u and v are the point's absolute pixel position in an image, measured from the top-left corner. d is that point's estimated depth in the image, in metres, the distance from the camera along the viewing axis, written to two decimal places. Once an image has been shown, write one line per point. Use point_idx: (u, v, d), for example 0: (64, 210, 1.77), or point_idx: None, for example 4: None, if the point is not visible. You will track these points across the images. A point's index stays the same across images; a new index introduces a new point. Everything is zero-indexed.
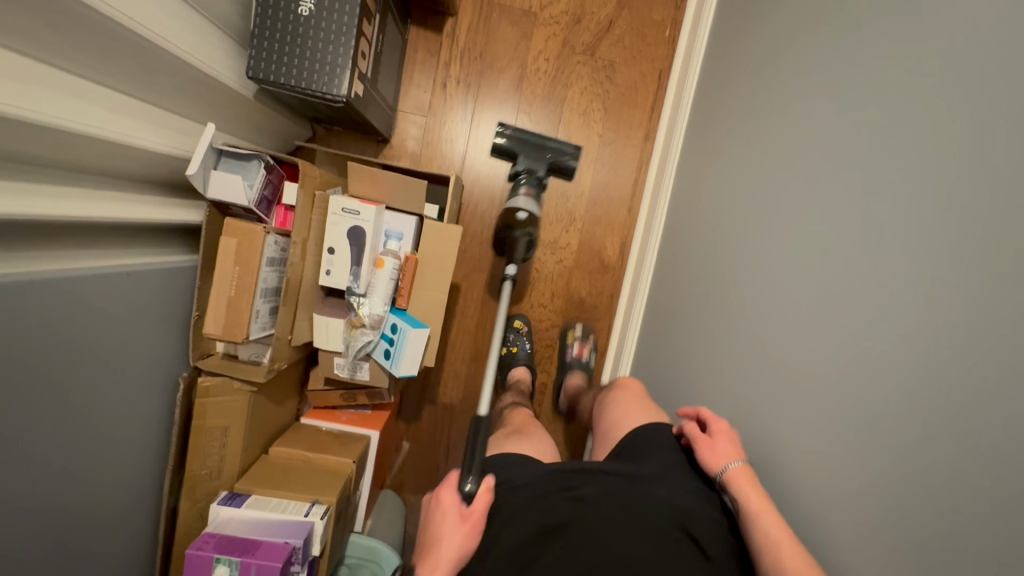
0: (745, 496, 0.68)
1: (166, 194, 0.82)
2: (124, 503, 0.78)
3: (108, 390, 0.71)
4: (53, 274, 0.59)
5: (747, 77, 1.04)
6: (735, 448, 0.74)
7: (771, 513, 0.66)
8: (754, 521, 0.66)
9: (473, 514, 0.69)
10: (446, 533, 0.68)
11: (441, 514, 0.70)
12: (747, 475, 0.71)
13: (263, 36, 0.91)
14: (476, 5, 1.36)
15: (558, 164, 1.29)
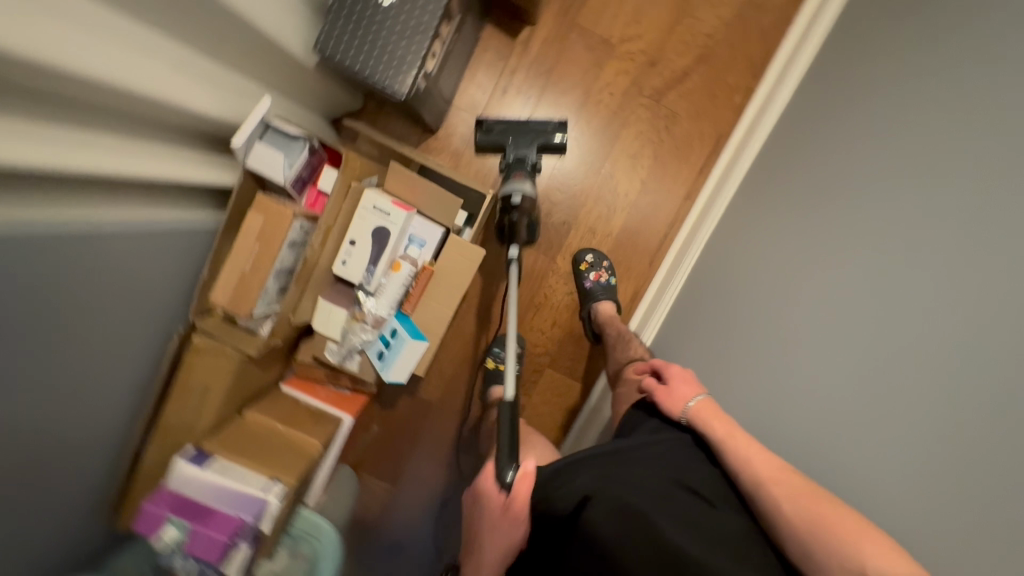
0: (716, 426, 0.77)
1: (201, 148, 0.81)
2: (94, 445, 0.79)
3: (103, 340, 0.71)
4: (72, 229, 0.59)
5: (796, 174, 1.01)
6: (692, 389, 0.86)
7: (737, 437, 0.74)
8: (727, 444, 0.74)
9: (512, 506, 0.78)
10: (494, 523, 0.79)
11: (487, 505, 0.80)
12: (710, 406, 0.81)
13: (340, 14, 0.89)
14: (557, 20, 1.33)
15: (546, 144, 1.15)
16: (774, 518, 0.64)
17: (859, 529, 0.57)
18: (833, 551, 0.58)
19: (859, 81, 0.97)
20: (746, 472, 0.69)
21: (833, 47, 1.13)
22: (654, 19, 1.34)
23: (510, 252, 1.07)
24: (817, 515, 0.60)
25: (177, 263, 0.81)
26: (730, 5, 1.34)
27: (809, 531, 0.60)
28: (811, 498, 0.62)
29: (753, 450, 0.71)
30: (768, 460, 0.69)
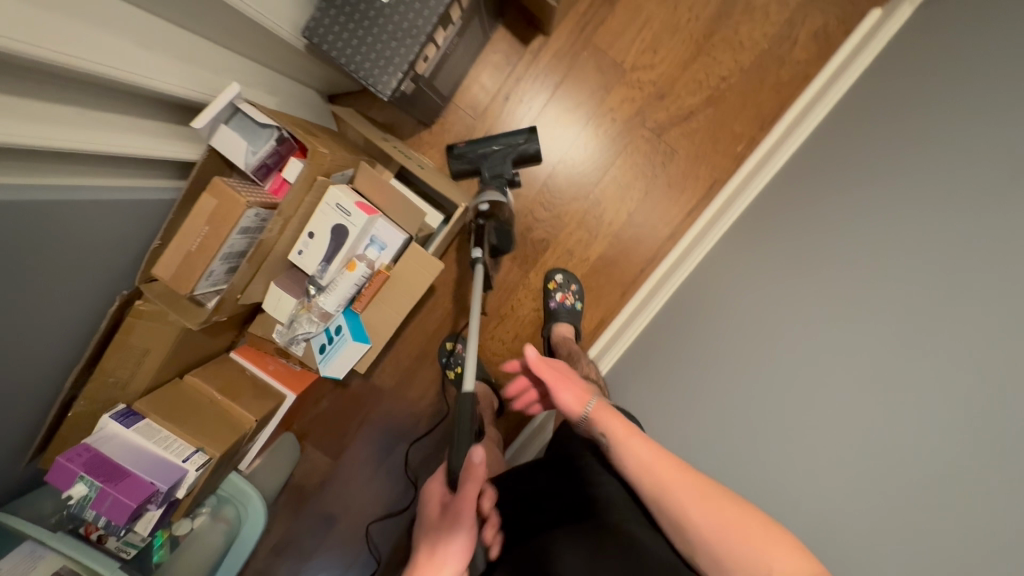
0: (610, 429, 0.73)
1: (155, 119, 0.80)
2: (27, 395, 0.81)
3: (32, 299, 0.72)
4: None
5: (779, 250, 1.01)
6: (586, 384, 0.81)
7: (635, 438, 0.71)
8: (621, 446, 0.71)
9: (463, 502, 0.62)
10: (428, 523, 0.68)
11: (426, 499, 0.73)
12: (603, 409, 0.76)
13: (334, 5, 0.88)
14: (573, 35, 1.31)
15: (519, 157, 1.14)
16: (679, 521, 0.63)
17: (768, 535, 0.57)
18: (749, 560, 0.57)
19: (850, 168, 0.95)
20: (647, 478, 0.66)
21: (840, 121, 1.10)
22: (671, 51, 1.31)
23: (474, 255, 1.02)
24: (738, 529, 0.58)
25: (128, 229, 0.82)
26: (751, 50, 1.30)
27: (722, 541, 0.59)
28: (725, 514, 0.60)
29: (649, 458, 0.68)
30: (664, 466, 0.66)
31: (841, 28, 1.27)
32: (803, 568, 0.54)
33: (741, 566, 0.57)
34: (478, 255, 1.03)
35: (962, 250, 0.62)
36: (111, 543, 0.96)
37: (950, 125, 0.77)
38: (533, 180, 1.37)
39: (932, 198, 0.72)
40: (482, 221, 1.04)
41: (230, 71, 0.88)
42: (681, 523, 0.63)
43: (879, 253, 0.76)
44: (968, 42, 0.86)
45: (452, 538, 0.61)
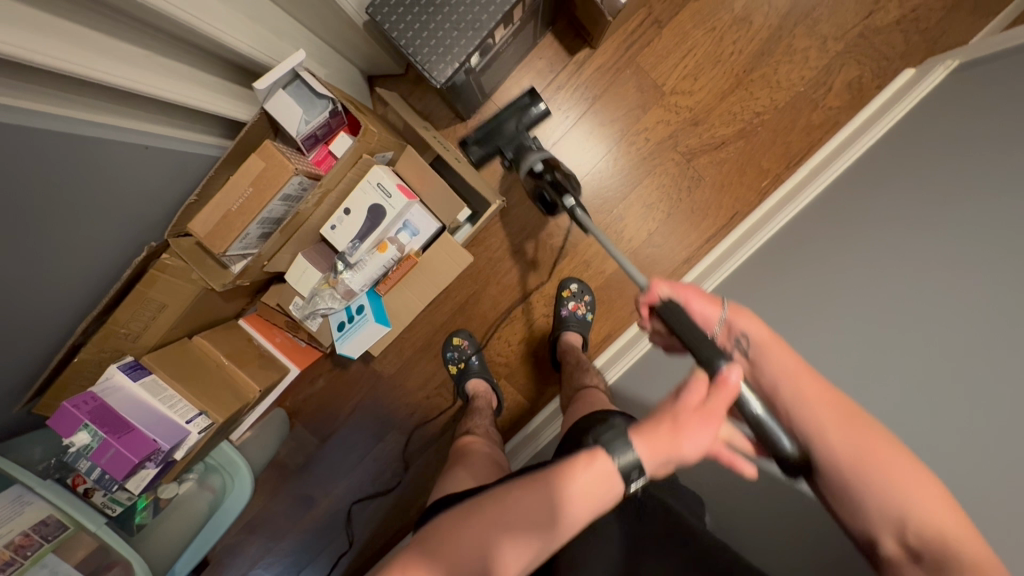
0: (751, 332, 0.65)
1: (207, 71, 0.79)
2: (42, 333, 0.79)
3: (68, 237, 0.71)
4: (42, 123, 0.58)
5: (796, 285, 1.04)
6: (713, 301, 0.71)
7: (777, 345, 0.63)
8: (765, 352, 0.63)
9: (713, 411, 0.55)
10: (682, 421, 0.55)
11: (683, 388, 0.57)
12: (742, 314, 0.68)
13: None
14: (619, 52, 1.33)
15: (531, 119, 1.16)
16: (801, 431, 0.58)
17: (918, 483, 0.52)
18: (895, 499, 0.52)
19: (873, 213, 0.98)
20: (781, 386, 0.61)
21: (865, 167, 1.14)
22: (710, 82, 1.34)
23: (567, 202, 1.00)
24: (894, 474, 0.52)
25: (167, 178, 0.81)
26: (786, 91, 1.34)
27: (863, 472, 0.53)
28: (875, 446, 0.54)
29: (786, 366, 0.61)
30: (806, 375, 0.60)
31: (874, 81, 1.31)
32: (945, 525, 0.49)
33: (880, 508, 0.52)
34: (571, 201, 1.00)
35: (989, 303, 0.65)
36: (98, 498, 0.93)
37: (976, 181, 0.81)
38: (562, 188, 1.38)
39: (958, 251, 0.75)
40: (551, 171, 1.04)
41: (288, 39, 0.88)
42: (812, 436, 0.57)
43: (900, 298, 0.79)
44: (1000, 107, 0.89)
45: (703, 438, 0.54)
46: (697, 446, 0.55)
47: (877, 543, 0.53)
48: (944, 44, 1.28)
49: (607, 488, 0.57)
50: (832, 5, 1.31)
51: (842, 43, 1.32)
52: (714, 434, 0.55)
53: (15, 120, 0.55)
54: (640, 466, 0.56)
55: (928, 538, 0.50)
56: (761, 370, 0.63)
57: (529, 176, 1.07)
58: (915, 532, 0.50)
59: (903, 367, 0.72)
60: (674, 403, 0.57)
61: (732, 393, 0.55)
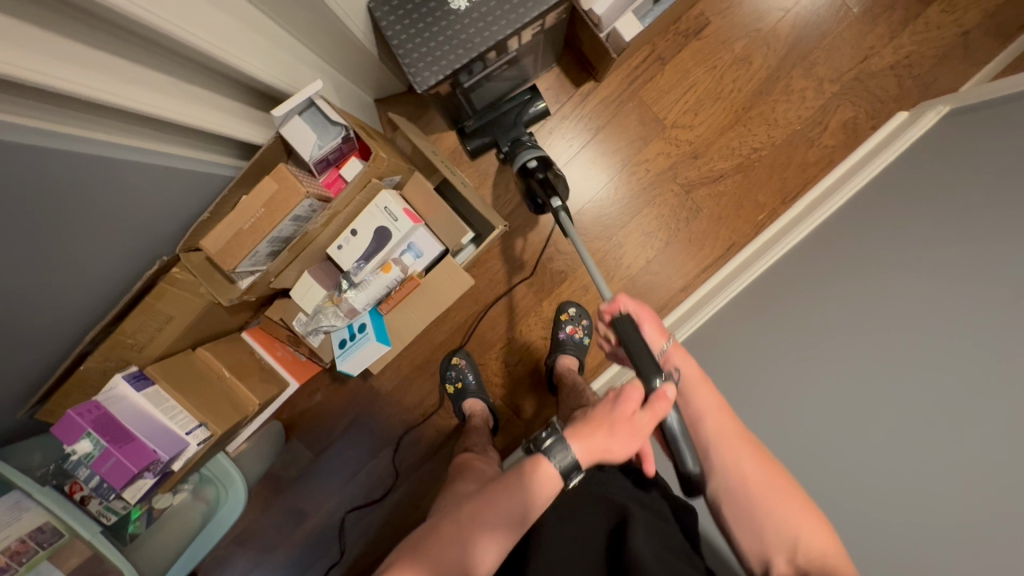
0: (684, 368, 0.76)
1: (222, 93, 0.82)
2: (52, 341, 0.82)
3: (88, 251, 0.74)
4: (76, 148, 0.62)
5: (787, 318, 1.06)
6: (660, 330, 0.80)
7: (705, 385, 0.75)
8: (694, 392, 0.74)
9: (642, 420, 0.63)
10: (617, 424, 0.62)
11: (621, 398, 0.63)
12: (680, 351, 0.78)
13: None
14: (623, 85, 1.38)
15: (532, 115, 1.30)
16: (716, 465, 0.69)
17: (808, 514, 0.62)
18: (787, 522, 0.62)
19: (862, 252, 1.01)
20: (702, 423, 0.72)
21: (858, 206, 1.17)
22: (710, 117, 1.38)
23: (553, 204, 1.05)
24: (778, 501, 0.63)
25: (179, 196, 0.84)
26: (783, 128, 1.38)
27: (758, 496, 0.65)
28: (770, 477, 0.65)
29: (710, 403, 0.73)
30: (722, 417, 0.72)
31: (869, 122, 1.35)
32: (824, 549, 0.59)
33: (771, 531, 0.63)
34: (558, 202, 1.05)
35: (968, 346, 0.67)
36: (94, 506, 0.94)
37: (961, 225, 0.83)
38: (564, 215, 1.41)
39: (942, 292, 0.77)
40: (543, 174, 1.10)
41: (303, 65, 0.92)
42: (723, 465, 0.68)
43: (888, 336, 0.81)
44: (986, 155, 0.93)
45: (630, 440, 0.62)
46: (623, 451, 0.62)
47: (769, 563, 0.62)
48: (937, 90, 1.33)
49: (552, 485, 0.63)
50: (829, 49, 1.36)
51: (838, 85, 1.36)
52: (642, 439, 0.63)
53: (39, 142, 0.57)
54: (578, 465, 0.61)
55: (812, 561, 0.59)
56: (689, 404, 0.74)
57: (522, 171, 1.13)
58: (803, 555, 0.60)
59: (888, 405, 0.74)
60: (610, 409, 0.64)
61: (664, 406, 0.64)
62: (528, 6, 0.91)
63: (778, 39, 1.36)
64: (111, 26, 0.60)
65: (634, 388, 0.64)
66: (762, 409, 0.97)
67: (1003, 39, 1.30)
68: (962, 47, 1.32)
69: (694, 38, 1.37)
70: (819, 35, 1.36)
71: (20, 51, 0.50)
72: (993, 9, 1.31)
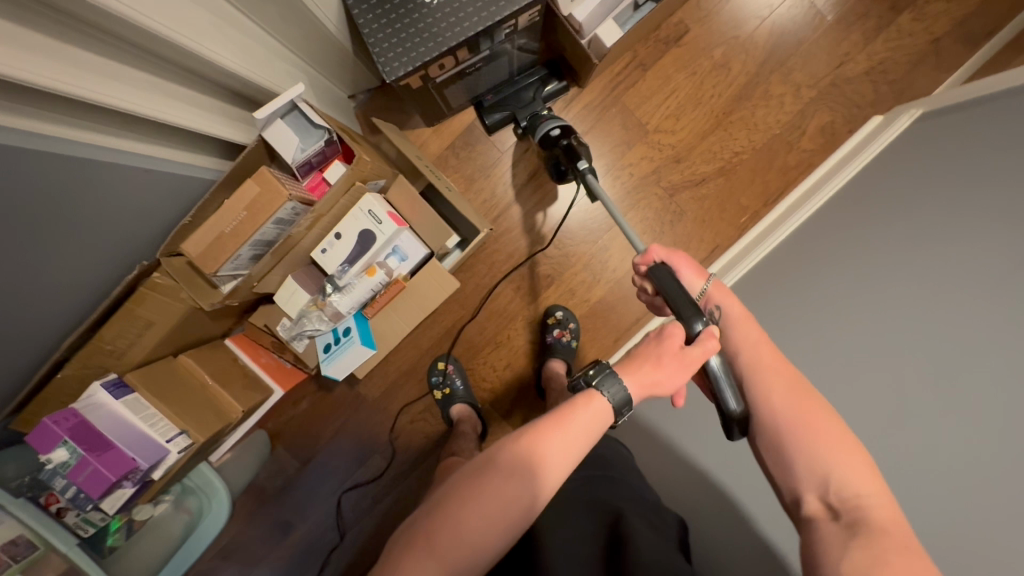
0: (725, 307, 0.78)
1: (201, 93, 0.81)
2: (29, 348, 0.80)
3: (66, 255, 0.73)
4: (57, 148, 0.62)
5: (770, 319, 1.07)
6: (701, 272, 0.82)
7: (750, 321, 0.76)
8: (738, 327, 0.76)
9: (692, 354, 0.67)
10: (666, 358, 0.66)
11: (667, 334, 0.68)
12: (721, 291, 0.80)
13: None
14: (605, 90, 1.40)
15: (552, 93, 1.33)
16: (755, 397, 0.70)
17: (849, 453, 0.61)
18: (824, 456, 0.62)
19: (841, 251, 1.03)
20: (742, 355, 0.74)
21: (837, 207, 1.19)
22: (692, 121, 1.41)
23: (581, 167, 1.08)
24: (817, 428, 0.64)
25: (160, 200, 0.83)
26: (763, 133, 1.41)
27: (795, 428, 0.65)
28: (811, 410, 0.65)
29: (752, 338, 0.75)
30: (767, 350, 0.73)
31: (846, 126, 1.39)
32: (860, 488, 0.59)
33: (805, 467, 0.63)
34: (584, 165, 1.08)
35: (943, 340, 0.69)
36: (70, 518, 0.91)
37: (935, 224, 0.86)
38: (551, 218, 1.42)
39: (920, 288, 0.78)
40: (566, 140, 1.14)
41: (283, 68, 0.92)
42: (760, 396, 0.69)
43: (865, 332, 0.83)
44: (956, 155, 0.96)
45: (678, 371, 0.66)
46: (674, 382, 0.66)
47: (800, 500, 0.62)
48: (910, 95, 1.37)
49: (603, 423, 0.64)
50: (806, 55, 1.39)
51: (815, 90, 1.40)
52: (692, 372, 0.67)
53: (15, 142, 0.56)
54: (629, 402, 0.65)
55: (846, 499, 0.59)
56: (732, 341, 0.76)
57: (547, 141, 1.18)
58: (835, 492, 0.60)
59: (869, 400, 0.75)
60: (657, 346, 0.67)
61: (711, 341, 0.68)
62: (502, 6, 0.92)
63: (756, 46, 1.39)
64: (93, 26, 0.60)
65: (676, 326, 0.68)
66: None
67: (972, 45, 1.35)
68: (933, 53, 1.36)
69: (674, 45, 1.39)
70: (796, 42, 1.39)
71: (1, 51, 0.49)
72: (962, 16, 1.35)
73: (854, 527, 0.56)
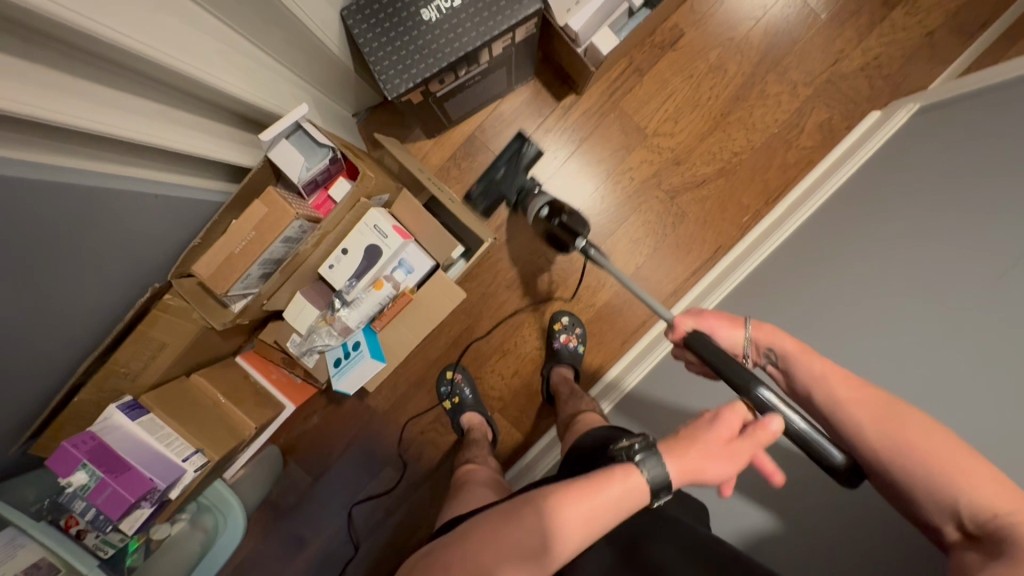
0: (777, 345, 0.74)
1: (206, 116, 0.82)
2: (45, 373, 0.81)
3: (80, 281, 0.74)
4: (70, 178, 0.63)
5: (777, 316, 1.08)
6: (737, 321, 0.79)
7: (811, 354, 0.71)
8: (797, 362, 0.71)
9: (742, 445, 0.59)
10: (714, 447, 0.59)
11: (714, 420, 0.60)
12: (764, 329, 0.76)
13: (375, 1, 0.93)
14: (603, 97, 1.41)
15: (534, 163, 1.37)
16: (853, 433, 0.63)
17: (976, 470, 0.53)
18: (951, 476, 0.54)
19: (844, 247, 1.03)
20: (815, 391, 0.68)
21: (838, 203, 1.20)
22: (690, 124, 1.42)
23: (578, 244, 1.07)
24: (932, 450, 0.56)
25: (169, 223, 0.84)
26: (761, 132, 1.41)
27: (904, 457, 0.58)
28: (918, 432, 0.58)
29: (822, 372, 0.69)
30: (847, 383, 0.66)
31: (844, 122, 1.40)
32: (997, 505, 0.51)
33: (930, 496, 0.56)
34: (582, 241, 1.07)
35: (949, 333, 0.69)
36: (90, 540, 0.92)
37: (937, 218, 0.86)
38: None
39: (925, 281, 0.79)
40: (558, 219, 1.12)
41: (286, 88, 0.94)
42: (859, 432, 0.63)
43: (871, 328, 0.83)
44: (955, 148, 0.97)
45: (726, 465, 0.58)
46: (722, 474, 0.58)
47: (941, 533, 0.56)
48: (906, 88, 1.37)
49: (637, 499, 0.59)
50: (801, 53, 1.40)
51: (811, 88, 1.40)
52: (739, 465, 0.59)
53: (29, 174, 0.58)
54: (669, 485, 0.58)
55: (985, 522, 0.52)
56: (797, 380, 0.71)
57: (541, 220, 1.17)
58: (969, 516, 0.53)
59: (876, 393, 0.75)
60: (705, 428, 0.60)
61: (763, 437, 0.59)
62: (498, 20, 0.94)
63: (751, 46, 1.40)
64: (102, 58, 0.61)
65: (729, 410, 0.60)
66: None
67: (966, 36, 1.35)
68: (928, 46, 1.37)
69: (670, 49, 1.41)
70: (790, 41, 1.40)
71: (17, 88, 0.51)
72: (955, 8, 1.36)
73: (998, 549, 0.50)
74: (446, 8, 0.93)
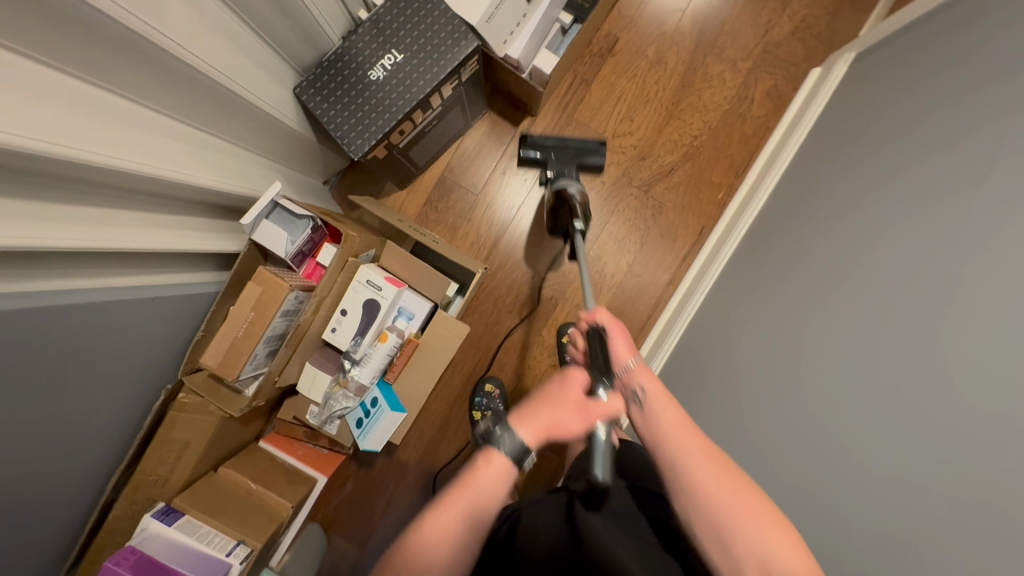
0: (647, 387, 0.71)
1: (187, 214, 0.85)
2: (76, 496, 0.82)
3: (95, 395, 0.76)
4: (74, 299, 0.66)
5: (768, 277, 1.10)
6: (629, 346, 0.77)
7: (671, 404, 0.69)
8: (656, 408, 0.69)
9: (592, 406, 0.66)
10: (562, 411, 0.65)
11: (567, 384, 0.67)
12: (645, 370, 0.73)
13: (324, 73, 0.98)
14: (557, 114, 1.46)
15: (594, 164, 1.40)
16: (677, 484, 0.64)
17: (782, 526, 0.59)
18: (757, 538, 0.58)
19: (819, 200, 1.06)
20: (663, 444, 0.67)
21: (803, 160, 1.23)
22: (646, 119, 1.46)
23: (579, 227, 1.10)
24: (751, 512, 0.60)
25: (171, 322, 0.86)
26: (714, 112, 1.46)
27: (728, 515, 0.60)
28: (734, 481, 0.62)
29: (672, 422, 0.68)
30: (688, 433, 0.67)
31: (789, 85, 1.45)
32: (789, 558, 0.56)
33: (742, 544, 0.59)
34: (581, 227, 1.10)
35: (936, 255, 0.71)
36: None
37: (902, 153, 0.89)
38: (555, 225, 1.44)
39: (905, 213, 0.81)
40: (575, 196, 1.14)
41: (255, 170, 0.97)
42: (684, 483, 0.63)
43: (863, 268, 0.85)
44: (902, 85, 1.00)
45: (574, 427, 0.65)
46: (573, 431, 0.65)
47: None
48: (838, 42, 1.43)
49: (503, 481, 0.63)
50: (732, 32, 1.46)
51: (751, 61, 1.46)
52: (584, 427, 0.65)
53: (36, 302, 0.60)
54: (524, 451, 0.64)
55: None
56: (652, 426, 0.68)
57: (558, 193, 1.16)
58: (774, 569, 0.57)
59: (875, 325, 0.76)
60: (559, 393, 0.67)
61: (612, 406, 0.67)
62: (441, 65, 0.98)
63: (684, 35, 1.47)
64: (83, 182, 0.64)
65: (580, 377, 0.68)
66: (753, 362, 1.00)
67: None
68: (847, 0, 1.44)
69: (609, 55, 1.47)
70: (719, 23, 1.47)
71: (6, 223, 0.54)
72: None
73: None
74: (391, 65, 0.98)
